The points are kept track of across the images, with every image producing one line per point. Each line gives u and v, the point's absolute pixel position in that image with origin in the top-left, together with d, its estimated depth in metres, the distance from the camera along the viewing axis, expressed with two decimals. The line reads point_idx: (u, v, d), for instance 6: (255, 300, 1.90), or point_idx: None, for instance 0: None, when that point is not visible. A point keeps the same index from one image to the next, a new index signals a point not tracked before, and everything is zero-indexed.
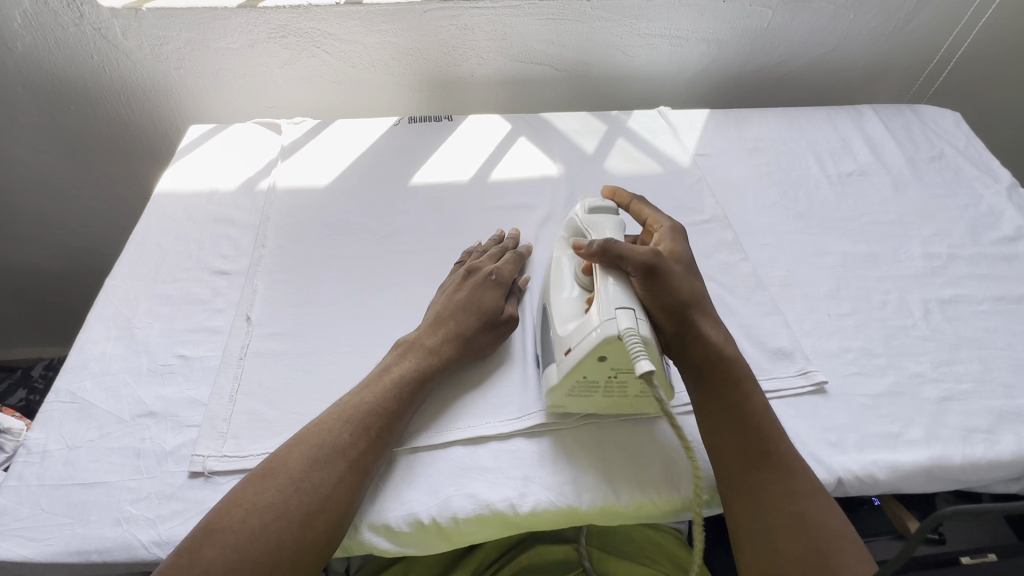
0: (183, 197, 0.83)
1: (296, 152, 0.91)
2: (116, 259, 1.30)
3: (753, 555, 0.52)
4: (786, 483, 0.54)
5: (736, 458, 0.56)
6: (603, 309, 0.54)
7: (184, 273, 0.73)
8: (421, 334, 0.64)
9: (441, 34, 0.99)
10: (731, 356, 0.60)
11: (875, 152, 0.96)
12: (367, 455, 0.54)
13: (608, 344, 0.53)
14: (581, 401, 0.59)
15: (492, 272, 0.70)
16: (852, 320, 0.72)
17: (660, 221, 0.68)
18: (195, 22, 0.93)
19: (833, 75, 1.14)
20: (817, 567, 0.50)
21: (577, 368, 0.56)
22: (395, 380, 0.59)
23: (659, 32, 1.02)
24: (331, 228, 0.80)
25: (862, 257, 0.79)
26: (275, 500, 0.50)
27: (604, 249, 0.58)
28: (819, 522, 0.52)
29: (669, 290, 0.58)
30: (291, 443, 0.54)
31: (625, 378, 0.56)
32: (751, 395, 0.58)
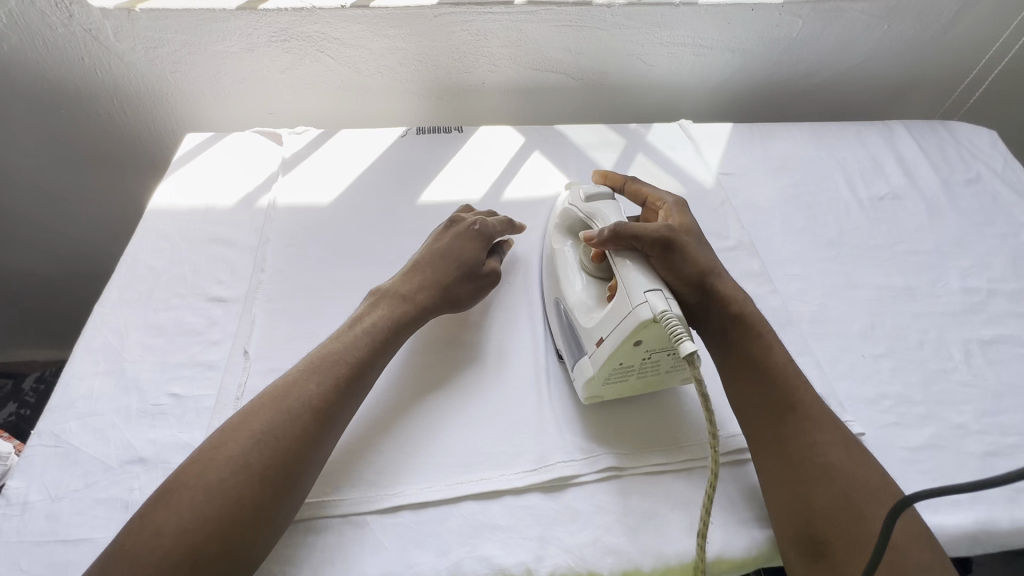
0: (177, 214, 0.78)
1: (299, 164, 0.87)
2: (110, 265, 1.25)
3: (787, 510, 0.54)
4: (815, 438, 0.56)
5: (755, 417, 0.59)
6: (632, 293, 0.56)
7: (178, 300, 0.69)
8: (394, 283, 0.67)
9: (452, 40, 0.94)
10: (740, 318, 0.62)
11: (907, 172, 0.92)
12: (334, 405, 0.55)
13: (644, 327, 0.54)
14: (616, 387, 0.61)
15: (474, 223, 0.73)
16: (888, 362, 0.67)
17: (664, 196, 0.73)
18: (192, 24, 0.87)
19: (862, 87, 1.08)
20: (849, 517, 0.51)
21: (614, 356, 0.57)
22: (366, 329, 0.61)
23: (682, 41, 0.97)
24: (334, 251, 0.76)
25: (897, 291, 0.75)
26: (235, 453, 0.50)
27: (615, 234, 0.60)
28: (849, 477, 0.53)
29: (687, 262, 0.61)
30: (258, 398, 0.54)
31: (659, 359, 0.58)
32: (771, 350, 0.61)
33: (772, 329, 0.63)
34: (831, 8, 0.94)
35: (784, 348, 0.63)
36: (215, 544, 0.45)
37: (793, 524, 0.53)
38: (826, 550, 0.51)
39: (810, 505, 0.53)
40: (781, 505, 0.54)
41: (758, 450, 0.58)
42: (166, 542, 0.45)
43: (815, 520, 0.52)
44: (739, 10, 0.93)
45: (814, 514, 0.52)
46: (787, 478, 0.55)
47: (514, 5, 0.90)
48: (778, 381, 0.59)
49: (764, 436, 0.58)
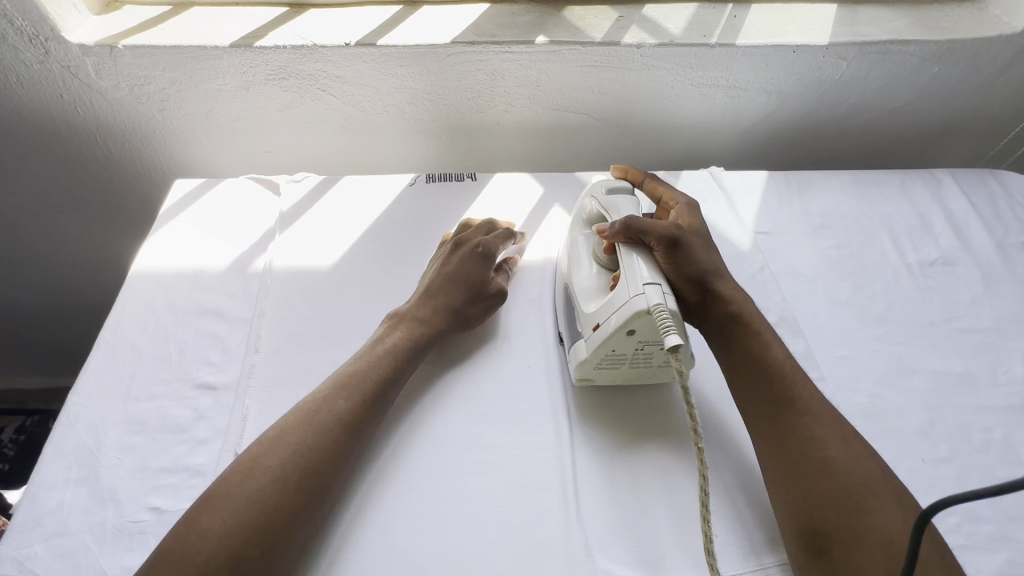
0: (163, 279, 0.71)
1: (298, 218, 0.79)
2: (110, 299, 1.19)
3: (787, 504, 0.54)
4: (814, 432, 0.56)
5: (753, 413, 0.59)
6: (632, 283, 0.58)
7: (162, 388, 0.62)
8: (410, 307, 0.66)
9: (466, 78, 0.86)
10: (737, 317, 0.63)
11: (959, 232, 0.84)
12: (363, 421, 0.55)
13: (637, 318, 0.57)
14: (609, 373, 0.63)
15: (478, 244, 0.71)
16: (950, 468, 0.61)
17: (676, 197, 0.73)
18: (181, 62, 0.80)
19: (907, 130, 1.00)
20: (849, 511, 0.51)
21: (606, 341, 0.59)
22: (390, 350, 0.61)
23: (715, 82, 0.88)
24: (336, 325, 0.68)
25: (956, 378, 0.68)
26: (271, 462, 0.49)
27: (626, 227, 0.63)
28: (849, 470, 0.53)
29: (690, 261, 0.63)
30: (288, 413, 0.54)
31: (651, 352, 0.60)
32: (768, 348, 0.61)
33: (769, 327, 0.63)
34: (882, 51, 0.85)
35: (780, 343, 0.63)
36: (256, 547, 0.45)
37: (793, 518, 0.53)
38: (827, 545, 0.51)
39: (809, 498, 0.53)
40: (782, 499, 0.55)
41: (759, 446, 0.58)
42: (208, 546, 0.45)
43: (815, 513, 0.52)
44: (780, 52, 0.84)
45: (814, 509, 0.52)
46: (786, 471, 0.55)
47: (535, 44, 0.81)
48: (774, 376, 0.59)
49: (765, 431, 0.58)
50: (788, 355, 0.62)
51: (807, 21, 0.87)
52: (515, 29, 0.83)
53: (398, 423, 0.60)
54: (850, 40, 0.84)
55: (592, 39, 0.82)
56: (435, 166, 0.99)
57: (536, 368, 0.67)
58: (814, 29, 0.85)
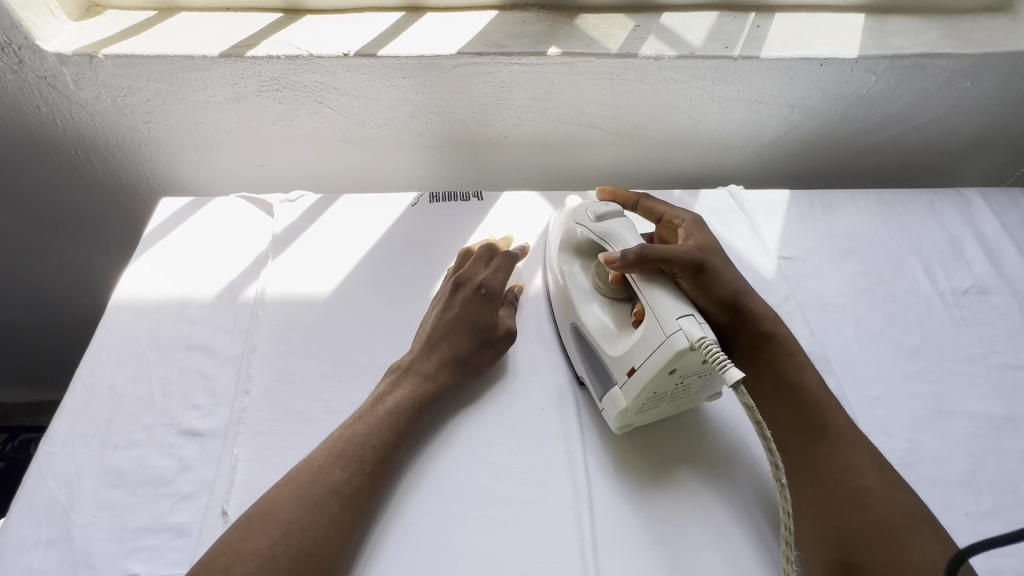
0: (146, 310, 0.66)
1: (292, 243, 0.74)
2: (98, 313, 1.11)
3: (818, 532, 0.51)
4: (847, 458, 0.53)
5: (785, 439, 0.56)
6: (664, 321, 0.52)
7: (143, 434, 0.57)
8: (414, 358, 0.61)
9: (473, 91, 0.80)
10: (771, 336, 0.60)
11: (993, 257, 0.79)
12: (364, 490, 0.51)
13: (679, 357, 0.50)
14: (649, 413, 0.58)
15: (481, 283, 0.67)
16: (996, 523, 0.56)
17: (682, 215, 0.68)
18: (168, 72, 0.74)
19: (934, 146, 0.95)
20: (884, 544, 0.47)
21: (647, 385, 0.53)
22: (391, 408, 0.56)
23: (736, 97, 0.83)
24: (334, 362, 0.63)
25: (999, 421, 0.64)
26: (263, 545, 0.45)
27: (643, 256, 0.56)
28: (884, 500, 0.50)
29: (719, 283, 0.59)
30: (280, 483, 0.50)
31: (691, 381, 0.55)
32: (803, 372, 0.58)
33: (802, 349, 0.60)
34: (913, 65, 0.80)
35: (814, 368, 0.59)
36: None
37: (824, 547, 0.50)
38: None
39: (841, 525, 0.49)
40: (811, 529, 0.51)
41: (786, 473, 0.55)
42: None
43: (849, 543, 0.49)
44: (806, 65, 0.79)
45: (847, 539, 0.49)
46: (816, 499, 0.52)
47: (547, 55, 0.76)
48: (807, 399, 0.56)
49: (791, 454, 0.55)
50: (822, 382, 0.58)
51: (835, 32, 0.82)
52: (526, 39, 0.77)
53: (400, 478, 0.55)
54: (880, 52, 0.79)
55: (607, 51, 0.77)
56: (439, 181, 0.94)
57: (548, 412, 0.62)
58: (843, 41, 0.80)
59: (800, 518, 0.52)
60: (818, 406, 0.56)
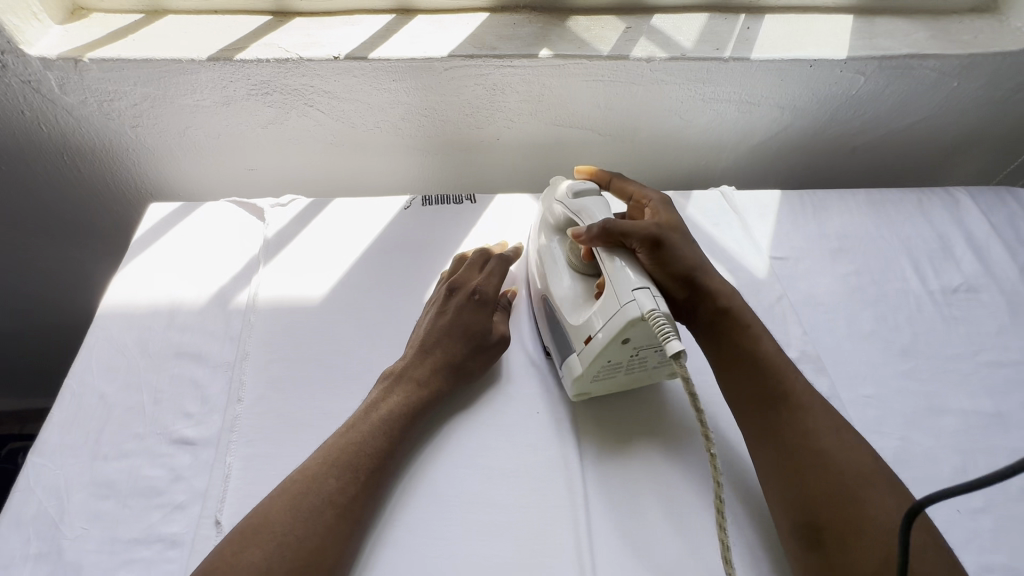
0: (136, 317, 0.66)
1: (283, 247, 0.73)
2: (88, 320, 1.10)
3: (782, 498, 0.51)
4: (803, 423, 0.53)
5: (745, 409, 0.56)
6: (620, 291, 0.54)
7: (134, 444, 0.56)
8: (407, 365, 0.61)
9: (465, 93, 0.80)
10: (728, 310, 0.60)
11: (981, 256, 0.80)
12: (359, 501, 0.51)
13: (632, 326, 0.52)
14: (606, 384, 0.59)
15: (475, 289, 0.67)
16: (986, 519, 0.57)
17: (649, 194, 0.69)
18: (155, 77, 0.73)
19: (921, 146, 0.96)
20: (843, 504, 0.48)
21: (602, 353, 0.55)
22: (383, 417, 0.56)
23: (726, 98, 0.84)
24: (328, 368, 0.63)
25: (988, 418, 0.64)
26: (255, 560, 0.45)
27: (604, 231, 0.58)
28: (841, 459, 0.50)
29: (677, 258, 0.59)
30: (273, 495, 0.50)
31: (645, 355, 0.57)
32: (759, 342, 0.58)
33: (758, 320, 0.60)
34: (899, 66, 0.81)
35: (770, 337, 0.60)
36: None
37: (792, 512, 0.50)
38: (825, 537, 0.48)
39: (800, 488, 0.50)
40: (777, 493, 0.52)
41: (752, 444, 0.55)
42: None
43: (809, 506, 0.49)
44: (795, 66, 0.80)
45: (810, 502, 0.49)
46: (778, 466, 0.52)
47: (539, 58, 0.76)
48: (763, 367, 0.56)
49: (752, 422, 0.55)
50: (780, 350, 0.58)
51: (824, 34, 0.82)
52: (518, 42, 0.77)
53: (395, 486, 0.55)
54: (869, 54, 0.80)
55: (599, 53, 0.77)
56: (429, 184, 0.94)
57: (544, 415, 0.61)
58: (832, 42, 0.81)
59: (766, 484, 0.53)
60: (775, 373, 0.56)
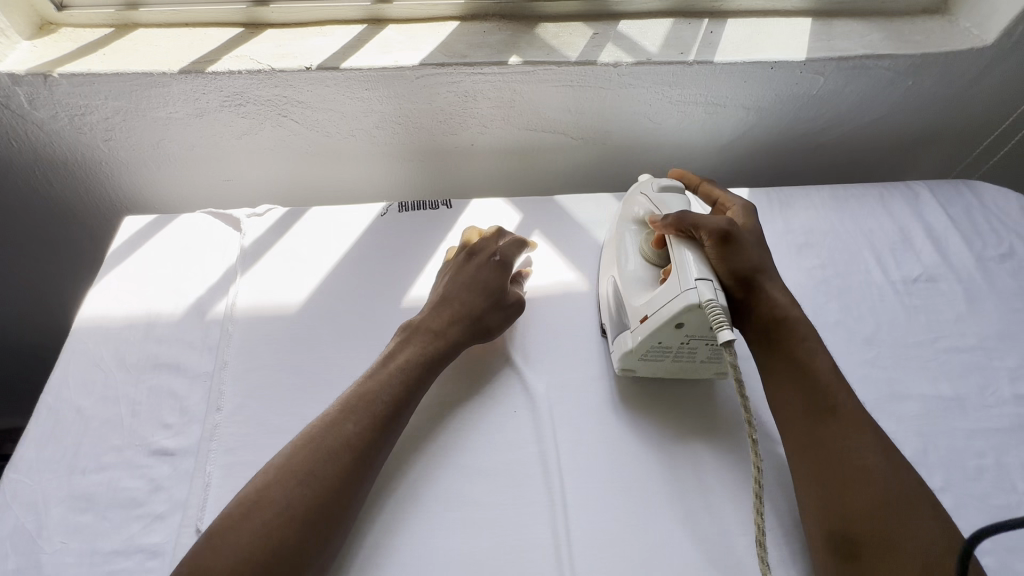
0: (112, 330, 0.66)
1: (260, 257, 0.74)
2: (63, 337, 1.09)
3: (817, 509, 0.53)
4: (852, 441, 0.54)
5: (792, 420, 0.57)
6: (683, 278, 0.57)
7: (113, 456, 0.56)
8: (423, 321, 0.64)
9: (438, 101, 0.81)
10: (783, 320, 0.61)
11: (939, 247, 0.84)
12: (375, 445, 0.54)
13: (688, 311, 0.56)
14: (652, 366, 0.62)
15: (495, 252, 0.70)
16: (945, 498, 0.60)
17: (733, 200, 0.72)
18: (127, 89, 0.74)
19: (882, 142, 0.99)
20: (884, 522, 0.50)
21: (654, 334, 0.58)
22: (402, 367, 0.59)
23: (695, 100, 0.86)
24: (306, 375, 0.63)
25: (946, 403, 0.67)
26: (278, 495, 0.49)
27: (679, 219, 0.62)
28: (887, 480, 0.51)
29: (739, 256, 0.61)
30: (296, 440, 0.54)
31: (696, 346, 0.60)
32: (814, 357, 0.59)
33: (814, 333, 0.61)
34: (856, 65, 0.84)
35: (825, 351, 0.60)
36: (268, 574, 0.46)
37: (827, 523, 0.52)
38: (860, 550, 0.50)
39: (844, 501, 0.51)
40: (813, 503, 0.53)
41: (794, 454, 0.56)
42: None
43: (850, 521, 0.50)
44: (757, 69, 0.83)
45: (850, 516, 0.51)
46: (819, 478, 0.53)
47: (509, 65, 0.78)
48: (815, 382, 0.57)
49: (799, 432, 0.56)
50: (833, 366, 0.59)
51: (784, 37, 0.85)
52: (487, 49, 0.79)
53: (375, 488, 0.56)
54: (827, 55, 0.83)
55: (567, 59, 0.79)
56: (407, 191, 0.95)
57: (521, 414, 0.62)
58: (791, 45, 0.84)
59: (803, 494, 0.54)
60: (828, 390, 0.57)
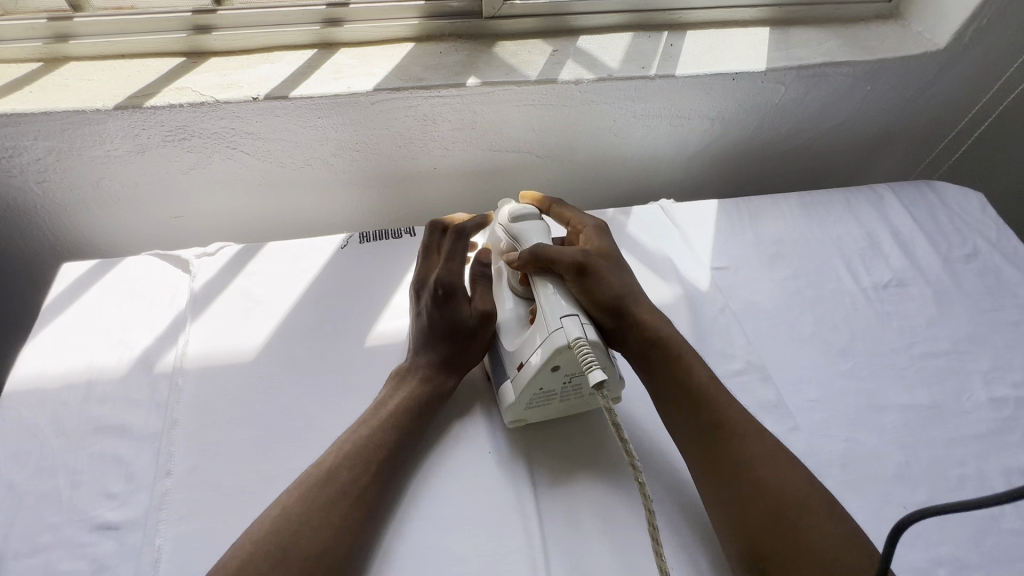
0: (50, 393, 0.60)
1: (212, 301, 0.70)
2: None
3: (727, 525, 0.51)
4: (743, 449, 0.53)
5: (684, 436, 0.56)
6: (550, 319, 0.55)
7: (49, 536, 0.51)
8: (407, 365, 0.62)
9: (395, 126, 0.78)
10: (656, 340, 0.60)
11: (907, 251, 0.84)
12: (372, 491, 0.53)
13: (559, 353, 0.53)
14: (540, 411, 0.59)
15: (439, 280, 0.65)
16: (931, 512, 0.59)
17: (585, 220, 0.70)
18: (59, 129, 0.69)
19: (846, 146, 1.00)
20: (786, 530, 0.48)
21: (532, 380, 0.55)
22: (392, 412, 0.58)
23: (657, 114, 0.85)
24: (265, 428, 0.59)
25: (925, 411, 0.67)
26: (274, 544, 0.47)
27: (534, 257, 0.60)
28: (780, 485, 0.50)
29: (601, 285, 0.60)
30: (292, 487, 0.52)
31: (579, 382, 0.57)
32: (691, 369, 0.58)
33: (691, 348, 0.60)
34: (815, 73, 0.84)
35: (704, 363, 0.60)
36: None
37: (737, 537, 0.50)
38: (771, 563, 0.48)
39: (746, 513, 0.50)
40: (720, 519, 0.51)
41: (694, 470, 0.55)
42: None
43: (756, 538, 0.49)
44: (717, 80, 0.82)
45: (754, 529, 0.49)
46: (721, 492, 0.52)
47: (467, 86, 0.75)
48: (698, 395, 0.56)
49: (697, 454, 0.55)
50: (712, 376, 0.59)
51: (743, 47, 0.85)
52: (444, 71, 0.76)
53: None
54: (786, 64, 0.82)
55: (527, 78, 0.77)
56: (372, 219, 0.91)
57: (495, 456, 0.59)
58: (751, 55, 0.83)
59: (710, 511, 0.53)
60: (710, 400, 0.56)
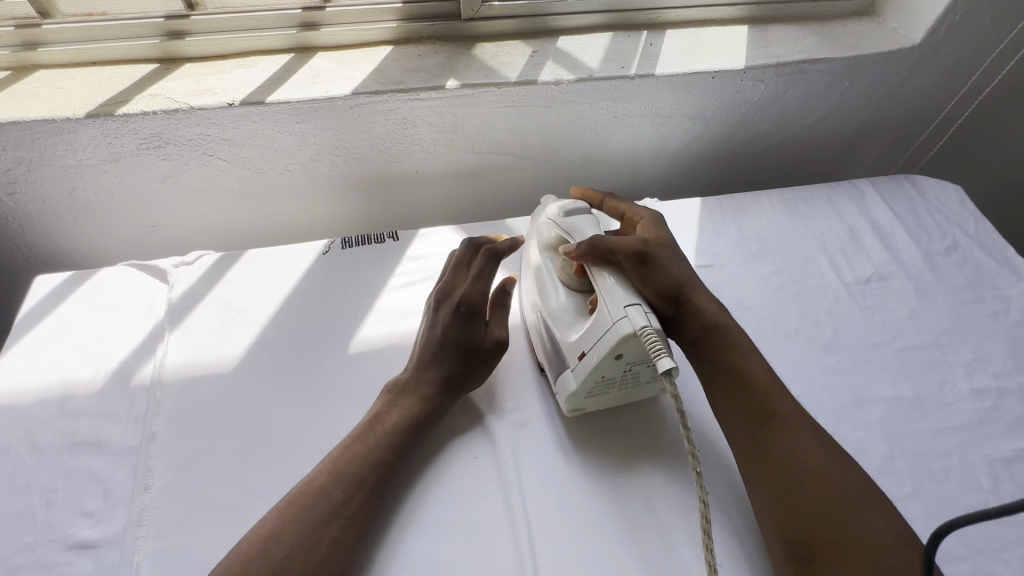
0: (21, 410, 0.59)
1: (191, 310, 0.68)
2: None
3: (772, 516, 0.51)
4: (793, 441, 0.53)
5: (735, 426, 0.56)
6: (612, 307, 0.53)
7: (23, 557, 0.50)
8: (409, 378, 0.61)
9: (375, 129, 0.78)
10: (715, 329, 0.59)
11: (888, 245, 0.84)
12: (362, 508, 0.52)
13: (625, 342, 0.52)
14: (600, 398, 0.59)
15: (461, 299, 0.64)
16: (916, 504, 0.59)
17: (642, 211, 0.68)
18: (30, 138, 0.67)
19: (827, 142, 1.01)
20: (835, 520, 0.48)
21: (595, 369, 0.54)
22: (391, 430, 0.57)
23: (639, 113, 0.85)
24: (246, 440, 0.58)
25: (909, 404, 0.67)
26: (263, 563, 0.47)
27: (592, 247, 0.58)
28: (832, 477, 0.50)
29: (662, 274, 0.60)
30: (280, 505, 0.51)
31: (639, 369, 0.56)
32: (747, 359, 0.58)
33: (746, 337, 0.60)
34: (795, 70, 0.85)
35: (759, 355, 0.59)
36: None
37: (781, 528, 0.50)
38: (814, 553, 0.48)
39: (792, 503, 0.50)
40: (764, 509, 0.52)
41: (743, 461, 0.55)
42: None
43: (802, 528, 0.49)
44: (698, 78, 0.82)
45: (800, 519, 0.49)
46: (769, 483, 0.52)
47: (446, 88, 0.75)
48: (751, 386, 0.56)
49: (746, 445, 0.55)
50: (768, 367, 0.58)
51: (722, 46, 0.85)
52: (423, 74, 0.76)
53: None
54: (765, 62, 0.83)
55: (507, 79, 0.76)
56: (356, 223, 0.91)
57: (482, 460, 0.58)
58: (730, 54, 0.84)
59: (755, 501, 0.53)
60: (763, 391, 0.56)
